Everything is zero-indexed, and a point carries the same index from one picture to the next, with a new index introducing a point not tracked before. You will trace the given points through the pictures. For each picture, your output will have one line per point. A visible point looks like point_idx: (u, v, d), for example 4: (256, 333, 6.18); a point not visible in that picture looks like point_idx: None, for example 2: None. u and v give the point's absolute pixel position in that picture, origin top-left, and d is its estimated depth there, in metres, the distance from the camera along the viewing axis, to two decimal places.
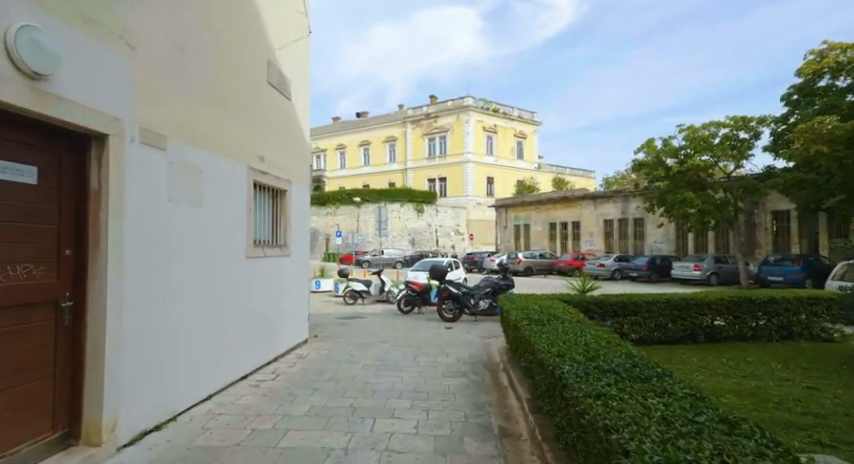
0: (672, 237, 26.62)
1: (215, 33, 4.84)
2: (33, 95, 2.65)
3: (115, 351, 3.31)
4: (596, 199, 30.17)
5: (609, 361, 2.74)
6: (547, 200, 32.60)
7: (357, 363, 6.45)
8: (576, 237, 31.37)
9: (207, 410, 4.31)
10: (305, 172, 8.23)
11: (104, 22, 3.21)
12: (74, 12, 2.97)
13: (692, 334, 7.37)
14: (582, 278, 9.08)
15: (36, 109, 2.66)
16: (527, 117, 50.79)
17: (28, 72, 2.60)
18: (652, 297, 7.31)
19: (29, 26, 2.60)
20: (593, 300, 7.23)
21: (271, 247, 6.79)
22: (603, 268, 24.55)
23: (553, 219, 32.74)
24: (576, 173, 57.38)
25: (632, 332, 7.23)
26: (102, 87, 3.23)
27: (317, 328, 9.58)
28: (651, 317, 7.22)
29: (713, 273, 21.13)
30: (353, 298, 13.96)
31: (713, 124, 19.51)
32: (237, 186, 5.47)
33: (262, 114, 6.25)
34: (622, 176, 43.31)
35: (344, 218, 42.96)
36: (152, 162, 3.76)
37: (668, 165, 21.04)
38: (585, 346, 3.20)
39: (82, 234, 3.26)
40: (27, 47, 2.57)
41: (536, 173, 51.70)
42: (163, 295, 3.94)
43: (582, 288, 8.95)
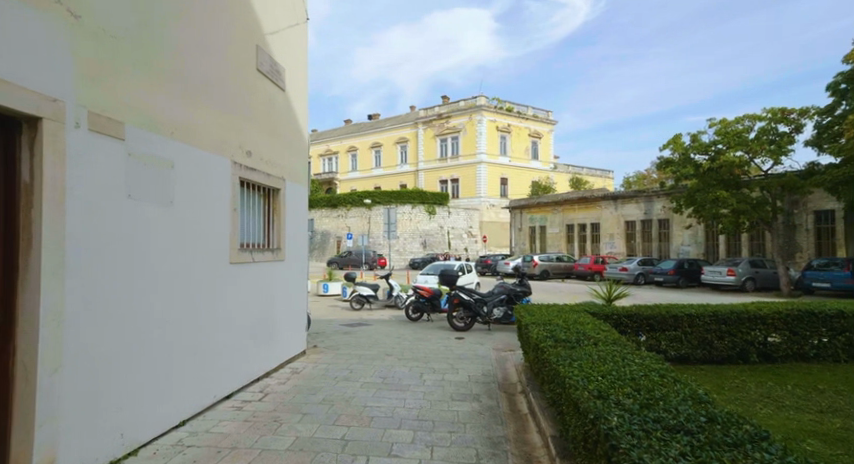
0: (700, 239, 25.48)
1: (185, 9, 4.44)
2: None
3: (56, 381, 2.90)
4: (617, 199, 29.10)
5: (676, 419, 2.07)
6: (564, 200, 31.66)
7: (356, 381, 5.81)
8: (596, 239, 30.43)
9: (177, 441, 3.92)
10: (304, 169, 7.70)
11: None
12: None
13: (744, 353, 6.55)
14: (608, 285, 8.13)
15: None
16: (543, 115, 49.74)
17: None
18: (694, 309, 6.55)
19: None
20: (625, 311, 6.53)
21: (262, 251, 6.23)
22: (625, 272, 23.54)
23: (571, 220, 31.84)
24: (595, 173, 56.30)
25: (671, 349, 6.47)
26: (33, 56, 2.79)
27: (318, 337, 8.95)
28: (693, 331, 6.45)
29: (749, 278, 20.05)
30: (360, 302, 13.27)
31: (748, 117, 18.55)
32: (220, 181, 5.08)
33: (249, 103, 5.79)
34: (647, 176, 42.08)
35: (354, 219, 42.45)
36: (105, 152, 3.37)
37: (699, 162, 20.16)
38: (638, 389, 2.54)
39: (12, 241, 2.82)
40: None
41: (553, 173, 50.56)
42: (123, 308, 3.55)
43: (608, 295, 8.02)
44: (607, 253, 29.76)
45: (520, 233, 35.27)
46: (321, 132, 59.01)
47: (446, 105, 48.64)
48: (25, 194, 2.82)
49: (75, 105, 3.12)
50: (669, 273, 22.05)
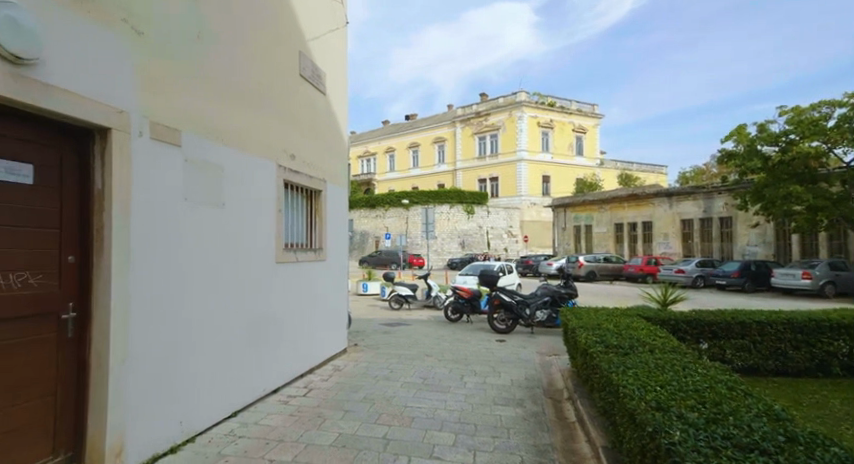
0: (769, 239, 23.92)
1: (232, 24, 4.77)
2: (15, 79, 2.76)
3: (120, 371, 3.43)
4: (671, 196, 27.93)
5: (739, 430, 1.97)
6: (613, 198, 30.72)
7: (396, 381, 5.79)
8: (648, 238, 29.35)
9: (228, 431, 4.40)
10: (345, 170, 7.76)
11: (106, 6, 3.36)
12: None
13: (824, 366, 6.09)
14: (664, 288, 7.70)
15: (18, 96, 2.77)
16: (588, 110, 48.28)
17: (10, 57, 2.70)
18: (764, 316, 6.17)
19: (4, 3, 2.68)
20: (684, 317, 6.26)
21: (305, 251, 6.38)
22: (681, 275, 22.55)
23: (620, 219, 30.89)
24: (645, 169, 54.25)
25: (737, 359, 6.14)
26: (98, 85, 3.31)
27: (358, 336, 9.02)
28: (764, 340, 6.08)
29: (828, 282, 18.51)
30: (399, 302, 13.29)
31: (825, 104, 17.33)
32: (267, 184, 5.39)
33: (294, 109, 6.03)
34: (707, 171, 39.93)
35: (392, 220, 42.83)
36: (161, 165, 3.84)
37: (767, 154, 19.16)
38: (691, 394, 2.46)
39: (86, 239, 3.40)
40: (6, 26, 2.66)
41: (599, 170, 48.89)
42: (176, 310, 4.00)
43: (662, 300, 7.59)
44: (662, 253, 28.62)
45: (563, 232, 34.51)
46: (360, 133, 59.75)
47: (485, 102, 48.17)
48: (98, 199, 3.38)
49: (138, 117, 3.64)
50: (733, 276, 20.87)
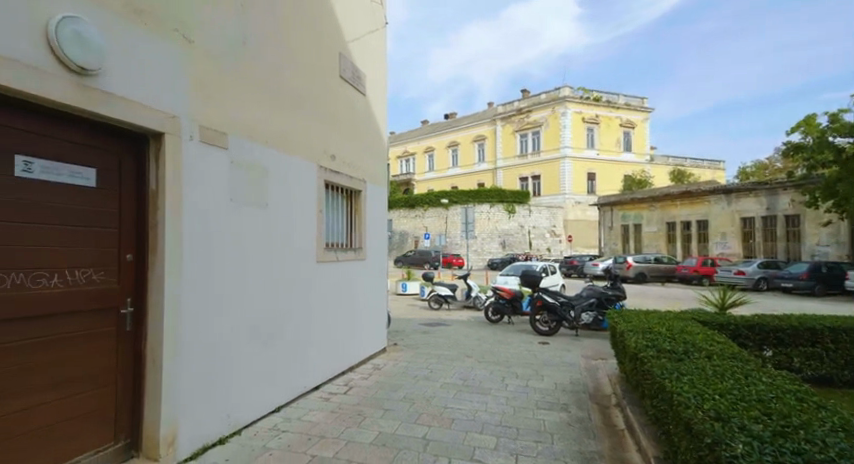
0: (844, 238, 22.16)
1: (275, 28, 4.88)
2: (79, 88, 2.91)
3: (172, 365, 3.58)
4: (730, 193, 26.46)
5: (812, 446, 1.80)
6: (665, 195, 29.43)
7: (437, 381, 5.74)
8: (704, 238, 27.91)
9: (273, 425, 4.51)
10: (384, 170, 7.80)
11: (160, 15, 3.51)
12: (127, 5, 3.26)
13: None
14: (722, 291, 7.24)
15: (81, 104, 2.92)
16: (637, 104, 46.48)
17: (73, 67, 2.87)
18: (837, 322, 5.70)
19: (70, 17, 2.84)
20: (746, 322, 5.88)
21: (345, 250, 6.46)
22: (742, 276, 21.25)
23: (672, 218, 29.57)
24: (699, 165, 51.69)
25: (806, 368, 5.71)
26: (153, 91, 3.45)
27: (398, 335, 9.05)
28: (837, 349, 5.63)
29: None
30: (438, 302, 13.23)
31: None
32: (308, 185, 5.48)
33: (334, 110, 6.11)
34: (770, 166, 37.50)
35: (432, 219, 42.88)
36: (209, 167, 3.97)
37: (840, 146, 17.74)
38: (756, 405, 2.27)
39: (142, 238, 3.56)
40: (70, 39, 2.82)
41: (648, 166, 46.96)
42: (224, 307, 4.13)
43: (721, 304, 7.14)
44: (719, 254, 27.14)
45: (610, 232, 33.42)
46: (400, 133, 60.20)
47: (526, 99, 47.39)
48: (154, 200, 3.54)
49: (189, 121, 3.78)
50: (802, 278, 19.42)
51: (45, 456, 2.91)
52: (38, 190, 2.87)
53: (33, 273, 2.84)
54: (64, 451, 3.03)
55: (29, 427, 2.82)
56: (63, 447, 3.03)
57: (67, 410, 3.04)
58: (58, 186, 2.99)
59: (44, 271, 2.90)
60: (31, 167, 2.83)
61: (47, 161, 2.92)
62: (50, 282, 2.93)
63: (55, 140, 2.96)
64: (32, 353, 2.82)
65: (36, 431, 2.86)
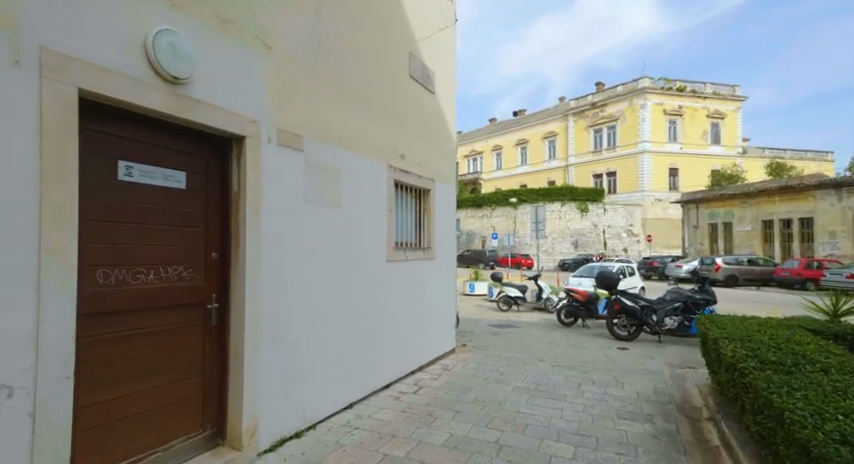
0: None
1: (348, 32, 5.00)
2: (172, 97, 3.13)
3: (253, 358, 3.77)
4: (841, 187, 23.57)
5: None
6: (761, 190, 26.80)
7: (508, 384, 5.59)
8: (808, 237, 25.04)
9: (346, 421, 4.61)
10: (453, 169, 7.75)
11: (242, 24, 3.70)
12: (214, 15, 3.46)
13: None
14: (834, 296, 6.37)
15: (175, 111, 3.15)
16: (726, 92, 42.81)
17: (168, 77, 3.09)
18: None
19: (166, 30, 3.07)
20: None
21: (414, 249, 6.49)
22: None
23: (770, 215, 26.84)
24: (801, 157, 46.69)
25: None
26: (235, 97, 3.64)
27: (467, 336, 8.95)
28: None
29: None
30: (508, 303, 12.95)
31: None
32: (378, 185, 5.56)
33: (403, 110, 6.15)
34: None
35: (500, 219, 42.27)
36: (286, 169, 4.15)
37: None
38: None
39: (226, 237, 3.77)
40: (165, 51, 3.04)
41: (740, 160, 43.15)
42: (300, 304, 4.30)
43: (833, 310, 6.28)
44: (827, 255, 24.25)
45: (696, 231, 31.08)
46: (468, 133, 60.08)
47: (600, 92, 45.33)
48: (236, 201, 3.75)
49: (268, 125, 3.96)
50: None
51: (143, 439, 3.16)
52: (137, 194, 3.12)
53: (133, 269, 3.08)
54: (160, 436, 3.28)
55: (130, 412, 3.07)
56: (160, 432, 3.28)
57: (162, 397, 3.28)
58: (155, 189, 3.24)
59: (142, 267, 3.14)
60: (131, 172, 3.07)
61: (146, 167, 3.17)
62: (148, 277, 3.18)
63: (152, 147, 3.20)
64: (133, 343, 3.07)
65: (136, 415, 3.11)
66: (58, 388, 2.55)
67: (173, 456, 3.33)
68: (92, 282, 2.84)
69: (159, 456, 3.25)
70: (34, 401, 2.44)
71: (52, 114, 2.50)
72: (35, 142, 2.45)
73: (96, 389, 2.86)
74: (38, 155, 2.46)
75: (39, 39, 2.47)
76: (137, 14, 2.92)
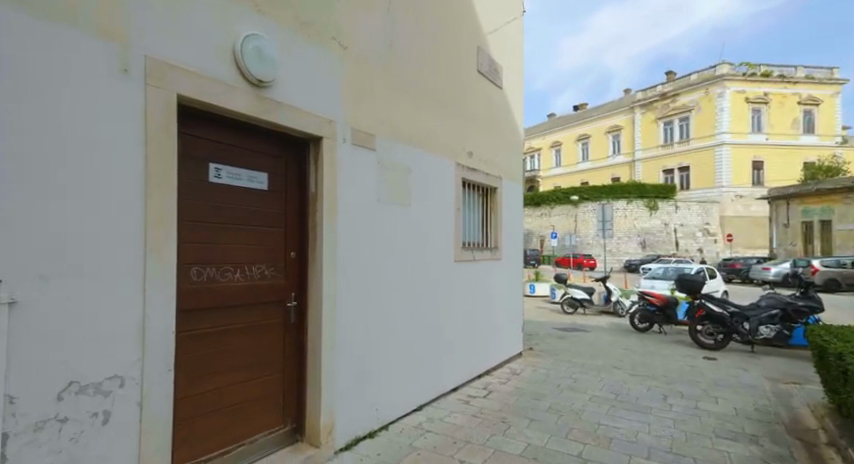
0: None
1: (418, 28, 4.90)
2: (257, 100, 3.16)
3: (329, 358, 3.76)
4: None
5: None
6: None
7: (585, 393, 5.30)
8: None
9: (417, 424, 4.53)
10: (520, 166, 7.48)
11: (320, 26, 3.70)
12: (295, 18, 3.47)
13: None
14: None
15: (259, 114, 3.17)
16: (818, 77, 38.95)
17: (254, 81, 3.12)
18: None
19: (253, 35, 3.11)
20: None
21: (481, 249, 6.32)
22: None
23: None
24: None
25: None
26: (314, 98, 3.64)
27: (533, 339, 8.65)
28: None
29: None
30: (573, 306, 12.44)
31: None
32: (446, 183, 5.43)
33: (471, 106, 5.98)
34: None
35: (559, 218, 41.08)
36: (361, 167, 4.12)
37: None
38: None
39: (304, 237, 3.78)
40: (252, 55, 3.08)
41: (838, 148, 38.77)
42: (373, 305, 4.26)
43: None
44: None
45: (790, 231, 28.66)
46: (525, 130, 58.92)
47: (669, 83, 42.85)
48: (313, 202, 3.75)
49: (343, 125, 3.94)
50: None
51: (232, 432, 3.22)
52: (226, 195, 3.17)
53: (221, 268, 3.14)
54: (245, 430, 3.32)
55: (219, 406, 3.13)
56: (246, 426, 3.33)
57: (248, 392, 3.33)
58: (240, 190, 3.27)
59: (229, 266, 3.20)
60: (220, 173, 3.13)
61: (233, 168, 3.22)
62: (234, 276, 3.23)
63: (238, 149, 3.25)
64: (220, 341, 3.12)
65: (225, 409, 3.17)
66: (161, 381, 2.63)
67: (256, 450, 3.38)
68: (187, 279, 2.92)
69: (245, 450, 3.30)
70: (141, 391, 2.54)
71: (155, 118, 2.58)
72: (140, 144, 2.53)
73: (189, 382, 2.93)
74: (144, 156, 2.54)
75: (145, 48, 2.55)
76: (226, 19, 2.96)
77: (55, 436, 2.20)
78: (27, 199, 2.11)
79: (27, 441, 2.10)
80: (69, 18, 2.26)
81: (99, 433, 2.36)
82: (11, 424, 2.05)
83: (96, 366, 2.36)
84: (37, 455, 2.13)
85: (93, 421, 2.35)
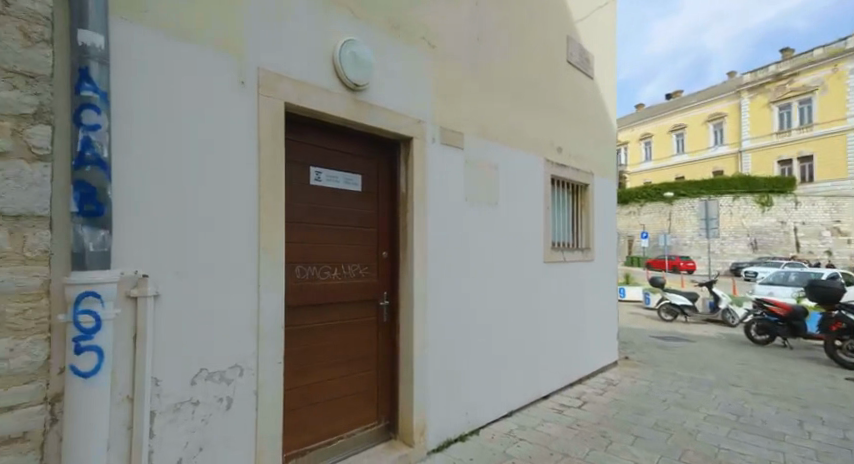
0: None
1: (507, 20, 4.71)
2: (353, 104, 3.14)
3: (421, 359, 3.69)
4: None
5: None
6: None
7: (697, 411, 4.76)
8: None
9: (508, 431, 4.32)
10: (613, 161, 6.97)
11: (411, 26, 3.64)
12: (387, 19, 3.44)
13: None
14: None
15: (355, 117, 3.15)
16: None
17: (350, 85, 3.10)
18: None
19: (351, 41, 3.10)
20: None
21: (572, 250, 5.95)
22: None
23: None
24: None
25: None
26: (404, 98, 3.59)
27: (629, 348, 8.05)
28: None
29: None
30: (671, 314, 11.47)
31: None
32: (535, 180, 5.17)
33: (561, 98, 5.65)
34: None
35: (650, 217, 38.38)
36: (450, 165, 4.01)
37: None
38: None
39: (396, 237, 3.73)
40: (348, 60, 3.07)
41: None
42: (463, 306, 4.14)
43: None
44: None
45: None
46: None
47: (786, 62, 38.23)
48: (404, 201, 3.70)
49: (432, 125, 3.85)
50: None
51: (331, 425, 3.25)
52: (324, 195, 3.20)
53: (321, 266, 3.18)
54: (344, 425, 3.34)
55: (319, 400, 3.17)
56: (344, 421, 3.34)
57: (347, 387, 3.35)
58: (336, 189, 3.28)
59: (327, 264, 3.22)
60: (320, 176, 3.17)
61: (329, 169, 3.24)
62: (332, 274, 3.25)
63: (335, 151, 3.27)
64: (319, 338, 3.16)
65: (324, 403, 3.20)
66: (274, 372, 2.70)
67: (353, 445, 3.39)
68: (291, 276, 2.99)
69: (343, 443, 3.32)
70: (258, 380, 2.62)
71: (266, 121, 2.66)
72: (253, 146, 2.62)
73: (292, 377, 2.99)
74: (257, 157, 2.63)
75: (256, 60, 2.63)
76: (323, 26, 2.99)
77: (190, 417, 2.33)
78: (167, 201, 2.27)
79: (169, 420, 2.25)
80: (193, 36, 2.38)
81: (225, 417, 2.48)
82: (157, 403, 2.21)
83: (221, 355, 2.47)
84: (177, 433, 2.27)
85: (220, 405, 2.46)
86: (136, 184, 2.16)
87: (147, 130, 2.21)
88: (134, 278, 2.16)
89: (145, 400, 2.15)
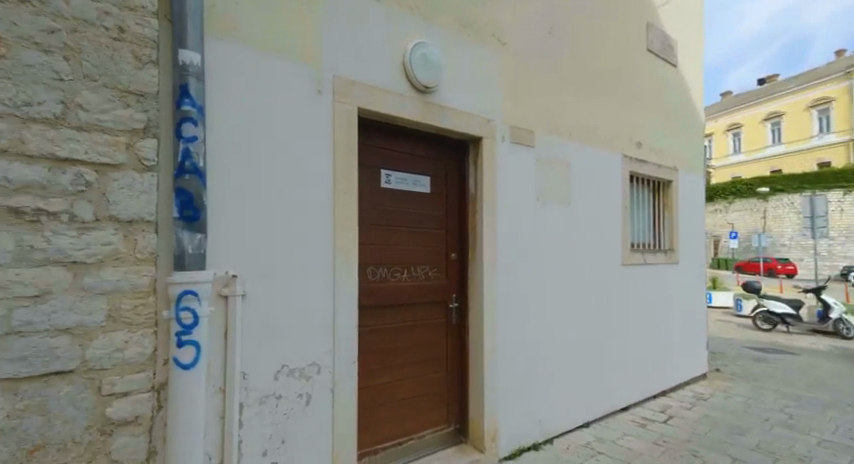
0: None
1: (581, 12, 4.52)
2: (422, 106, 3.18)
3: (492, 363, 3.64)
4: None
5: None
6: None
7: (805, 434, 4.26)
8: None
9: (584, 442, 4.14)
10: (700, 156, 6.45)
11: (480, 25, 3.60)
12: (456, 20, 3.43)
13: None
14: None
15: (424, 119, 3.18)
16: None
17: (419, 86, 3.14)
18: None
19: (421, 43, 3.14)
20: None
21: (653, 252, 5.58)
22: None
23: None
24: None
25: None
26: (474, 98, 3.56)
27: (719, 359, 7.40)
28: None
29: None
30: (770, 323, 10.39)
31: None
32: (612, 179, 4.91)
33: (640, 90, 5.33)
34: None
35: (742, 215, 35.12)
36: (520, 166, 3.93)
37: None
38: None
39: (465, 239, 3.71)
40: (418, 62, 3.11)
41: None
42: (534, 310, 4.03)
43: None
44: None
45: None
46: None
47: None
48: (473, 203, 3.67)
49: (502, 124, 3.79)
50: None
51: (402, 426, 3.30)
52: (394, 198, 3.26)
53: (391, 268, 3.24)
54: (414, 426, 3.37)
55: (390, 400, 3.23)
56: (414, 422, 3.38)
57: (417, 389, 3.38)
58: (406, 193, 3.33)
59: (398, 266, 3.28)
60: (390, 179, 3.23)
61: (399, 172, 3.29)
62: (402, 276, 3.30)
63: (404, 154, 3.32)
64: (390, 338, 3.22)
65: (396, 403, 3.26)
66: (349, 371, 2.78)
67: (424, 447, 3.41)
68: (363, 277, 3.07)
69: (413, 444, 3.36)
70: (334, 378, 2.72)
71: (341, 127, 2.75)
72: (328, 152, 2.72)
73: (364, 376, 3.07)
74: (332, 163, 2.73)
75: (332, 68, 2.75)
76: (394, 31, 3.05)
77: (274, 410, 2.47)
78: (252, 206, 2.43)
79: (256, 411, 2.40)
80: (274, 48, 2.52)
81: (305, 412, 2.60)
82: (245, 396, 2.37)
83: (301, 353, 2.60)
84: (262, 425, 2.43)
85: (300, 401, 2.58)
86: (224, 190, 2.33)
87: (235, 140, 2.37)
88: (225, 278, 2.32)
89: (235, 392, 2.31)
